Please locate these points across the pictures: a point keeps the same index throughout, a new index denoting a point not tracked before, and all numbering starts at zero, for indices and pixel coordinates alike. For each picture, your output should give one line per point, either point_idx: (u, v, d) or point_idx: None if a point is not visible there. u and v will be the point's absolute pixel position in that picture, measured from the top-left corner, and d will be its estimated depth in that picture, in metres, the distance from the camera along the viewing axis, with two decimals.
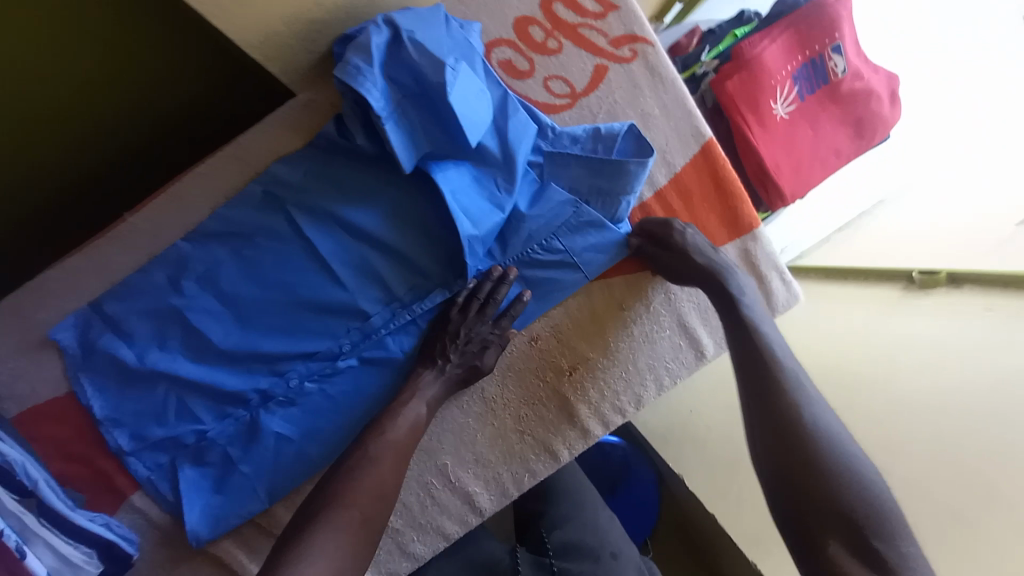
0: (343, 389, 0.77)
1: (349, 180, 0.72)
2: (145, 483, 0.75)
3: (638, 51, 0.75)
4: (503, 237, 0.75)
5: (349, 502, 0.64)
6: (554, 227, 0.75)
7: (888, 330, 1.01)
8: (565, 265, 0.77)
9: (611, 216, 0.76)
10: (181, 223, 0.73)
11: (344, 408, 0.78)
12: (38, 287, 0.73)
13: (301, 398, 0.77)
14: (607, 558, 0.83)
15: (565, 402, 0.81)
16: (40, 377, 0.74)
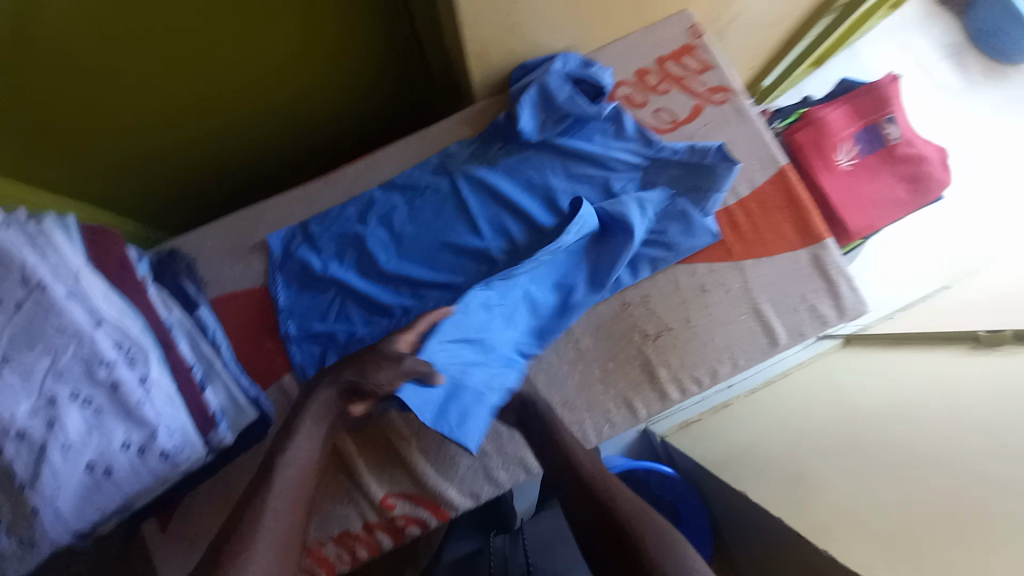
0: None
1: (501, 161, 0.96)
2: (296, 369, 0.91)
3: (727, 97, 0.99)
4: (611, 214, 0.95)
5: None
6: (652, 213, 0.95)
7: (950, 372, 1.06)
8: (660, 244, 0.93)
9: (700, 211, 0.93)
10: (375, 176, 0.99)
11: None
12: (262, 209, 0.98)
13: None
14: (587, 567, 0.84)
15: (649, 364, 0.92)
16: (245, 272, 0.96)
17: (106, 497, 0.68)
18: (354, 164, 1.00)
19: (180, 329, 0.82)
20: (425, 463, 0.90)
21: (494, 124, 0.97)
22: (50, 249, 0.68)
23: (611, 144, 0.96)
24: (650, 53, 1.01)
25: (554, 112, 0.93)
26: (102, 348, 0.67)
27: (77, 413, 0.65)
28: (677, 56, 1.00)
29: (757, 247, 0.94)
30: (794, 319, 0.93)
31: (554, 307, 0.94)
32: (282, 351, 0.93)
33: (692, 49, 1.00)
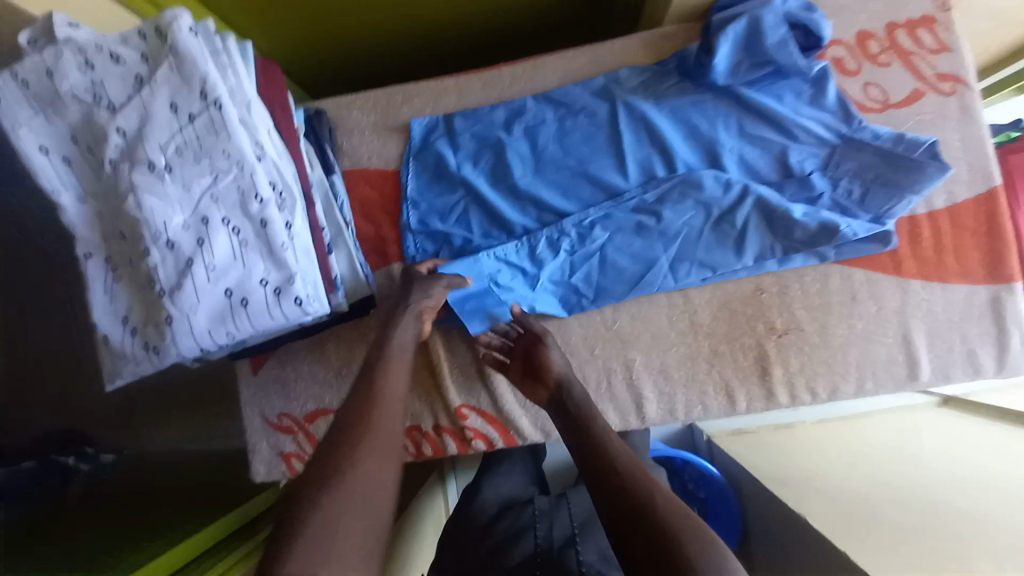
0: (588, 264, 0.87)
1: (672, 98, 0.87)
2: (408, 260, 0.91)
3: (957, 89, 0.83)
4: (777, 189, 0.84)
5: (332, 520, 0.48)
6: (825, 199, 0.83)
7: None
8: None
9: (881, 212, 0.81)
10: (531, 85, 0.92)
11: (584, 274, 0.88)
12: (410, 90, 0.94)
13: (552, 251, 0.87)
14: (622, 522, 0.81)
15: (764, 359, 0.86)
16: (380, 151, 0.94)
17: (235, 328, 0.66)
18: (512, 65, 0.93)
19: (318, 188, 0.83)
20: (507, 388, 0.88)
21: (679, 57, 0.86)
22: (231, 71, 0.68)
23: (800, 110, 0.84)
24: (881, 15, 0.85)
25: (755, 54, 0.80)
26: (260, 181, 0.66)
27: (223, 236, 0.64)
28: (913, 27, 0.84)
29: (931, 269, 0.83)
30: (944, 359, 0.82)
31: (681, 272, 0.86)
32: (398, 239, 0.92)
33: (934, 22, 0.84)
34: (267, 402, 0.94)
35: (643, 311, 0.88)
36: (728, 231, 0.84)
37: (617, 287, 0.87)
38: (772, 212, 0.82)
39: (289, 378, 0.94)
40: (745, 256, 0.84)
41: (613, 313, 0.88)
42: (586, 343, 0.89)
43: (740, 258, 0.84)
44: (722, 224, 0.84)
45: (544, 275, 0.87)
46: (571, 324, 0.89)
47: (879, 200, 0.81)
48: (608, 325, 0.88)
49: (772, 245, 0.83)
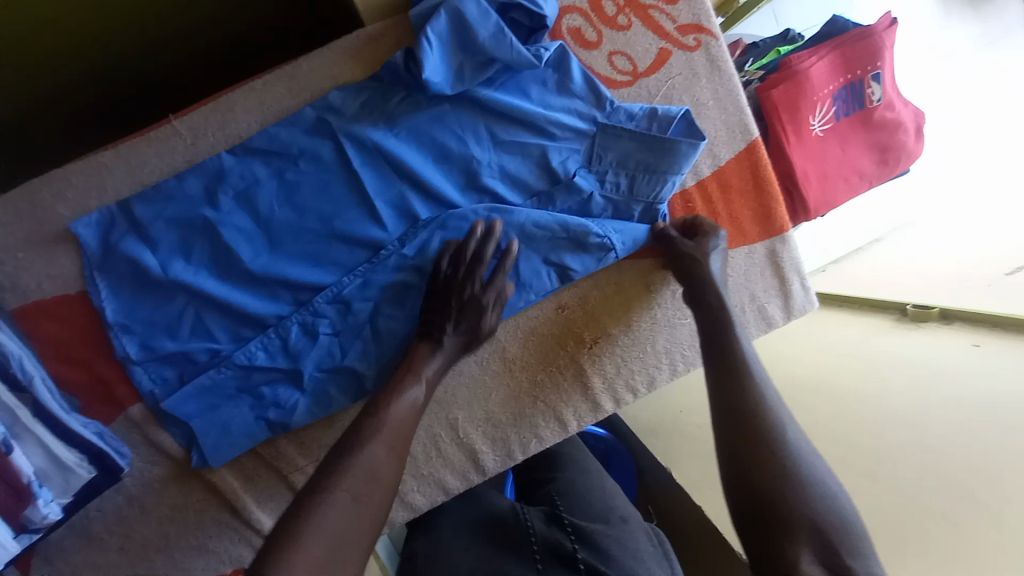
0: (362, 343, 0.73)
1: (406, 117, 0.70)
2: (145, 397, 0.71)
3: (702, 42, 0.77)
4: (548, 199, 0.75)
5: (368, 471, 0.55)
6: (597, 200, 0.76)
7: (877, 350, 1.00)
8: (601, 245, 0.75)
9: (653, 198, 0.76)
10: (227, 135, 0.70)
11: (360, 354, 0.73)
12: (58, 177, 0.68)
13: (309, 338, 0.72)
14: (617, 521, 0.85)
15: (582, 373, 0.83)
16: (54, 271, 0.69)
17: None
18: (190, 113, 0.70)
19: None
20: None
21: (390, 65, 0.68)
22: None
23: (547, 100, 0.73)
24: None
25: (473, 53, 0.67)
26: None
27: None
28: None
29: None
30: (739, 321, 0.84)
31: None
32: (126, 376, 0.72)
33: None
34: None
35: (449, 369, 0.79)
36: (504, 274, 0.76)
37: None
38: (537, 237, 0.74)
39: None
40: (530, 295, 0.77)
41: None
42: None
43: (522, 295, 0.77)
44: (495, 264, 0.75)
45: (306, 369, 0.72)
46: None
47: (646, 186, 0.75)
48: None
49: (562, 263, 0.76)
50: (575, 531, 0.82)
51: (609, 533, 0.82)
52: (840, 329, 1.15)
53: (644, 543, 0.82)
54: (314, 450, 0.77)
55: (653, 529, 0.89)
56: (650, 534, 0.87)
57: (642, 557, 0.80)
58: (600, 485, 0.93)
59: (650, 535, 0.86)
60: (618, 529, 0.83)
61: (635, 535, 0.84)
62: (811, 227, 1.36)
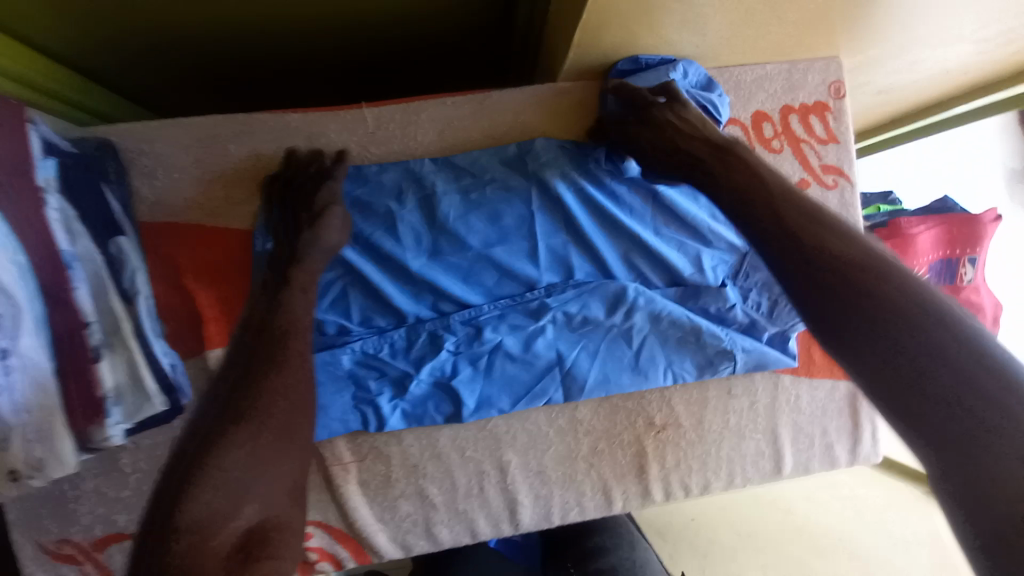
0: (474, 370, 0.75)
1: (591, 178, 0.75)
2: None
3: (839, 184, 0.82)
4: (692, 293, 0.78)
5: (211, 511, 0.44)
6: (736, 310, 0.78)
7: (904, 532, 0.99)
8: (723, 349, 0.78)
9: (785, 326, 0.79)
10: (400, 132, 0.74)
11: (468, 379, 0.75)
12: (241, 119, 0.72)
13: (432, 348, 0.74)
14: None
15: (642, 455, 0.81)
16: (198, 201, 0.71)
17: None
18: (377, 105, 0.74)
19: (83, 269, 0.60)
20: (363, 500, 0.75)
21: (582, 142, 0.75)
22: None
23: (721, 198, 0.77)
24: (779, 97, 0.80)
25: None
26: None
27: None
28: (806, 114, 0.81)
29: (799, 365, 0.83)
30: (805, 452, 0.84)
31: (579, 387, 0.78)
32: None
33: (827, 110, 0.81)
34: (38, 526, 0.73)
35: (539, 423, 0.79)
36: (625, 352, 0.78)
37: (528, 389, 0.77)
38: (665, 327, 0.77)
39: (68, 496, 0.73)
40: (644, 377, 0.79)
41: (507, 429, 0.78)
42: (455, 445, 0.77)
43: (634, 379, 0.79)
44: (620, 341, 0.78)
45: (419, 375, 0.74)
46: (456, 435, 0.77)
47: (786, 314, 0.79)
48: (496, 437, 0.78)
49: (683, 359, 0.79)
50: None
51: None
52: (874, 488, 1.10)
53: None
54: (363, 450, 0.75)
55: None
56: None
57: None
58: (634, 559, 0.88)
59: None
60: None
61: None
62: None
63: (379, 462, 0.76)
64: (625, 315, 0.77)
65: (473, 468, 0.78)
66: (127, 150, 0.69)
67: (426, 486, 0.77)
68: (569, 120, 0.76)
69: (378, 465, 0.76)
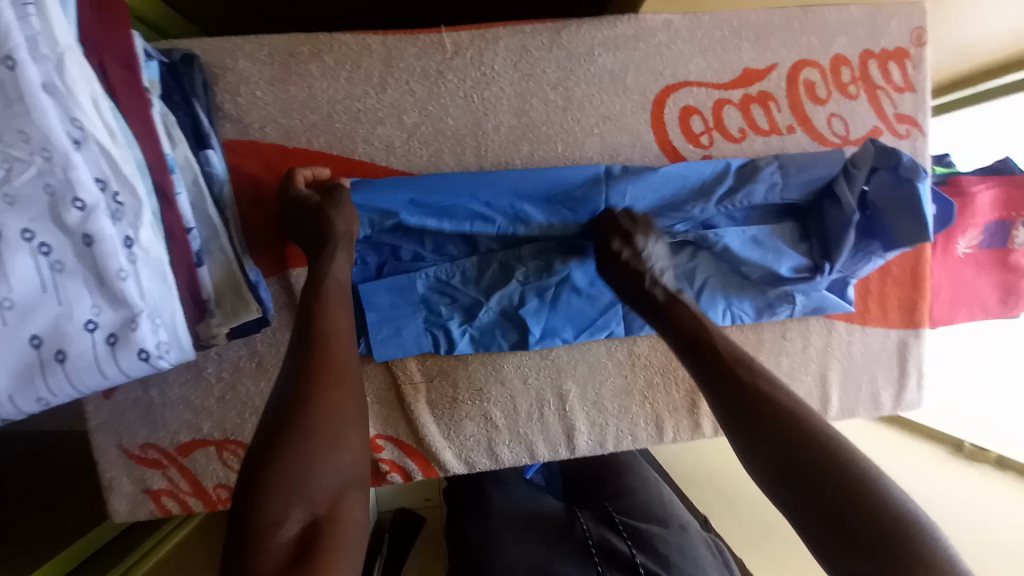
0: (540, 302, 0.78)
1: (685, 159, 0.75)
2: None
3: (911, 134, 0.82)
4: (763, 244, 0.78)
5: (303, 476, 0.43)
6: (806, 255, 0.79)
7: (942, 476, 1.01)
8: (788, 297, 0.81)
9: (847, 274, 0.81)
10: (478, 59, 0.75)
11: (535, 310, 0.78)
12: (322, 41, 0.72)
13: (501, 278, 0.77)
14: (676, 528, 0.89)
15: (694, 391, 0.85)
16: (282, 121, 0.73)
17: (51, 389, 0.48)
18: (456, 30, 0.74)
19: (183, 176, 0.63)
20: (430, 419, 0.80)
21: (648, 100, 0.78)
22: (33, 7, 0.43)
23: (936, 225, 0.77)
24: (861, 42, 0.79)
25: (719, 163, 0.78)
26: (82, 182, 0.46)
27: (29, 261, 0.44)
28: (886, 59, 0.80)
29: (855, 313, 0.85)
30: (853, 397, 0.87)
31: (640, 323, 0.81)
32: None
33: (907, 57, 0.80)
34: (123, 431, 0.77)
35: (598, 357, 0.82)
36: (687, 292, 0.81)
37: (590, 323, 0.80)
38: (725, 272, 0.81)
39: (154, 404, 0.76)
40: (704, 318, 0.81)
41: (570, 360, 0.82)
42: (519, 372, 0.81)
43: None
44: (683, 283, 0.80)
45: (489, 305, 0.77)
46: (521, 363, 0.81)
47: (849, 261, 0.80)
48: (557, 366, 0.82)
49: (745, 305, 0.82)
50: (632, 538, 0.86)
51: (669, 538, 0.86)
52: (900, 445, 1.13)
53: (704, 553, 0.86)
54: (433, 371, 0.79)
55: (713, 541, 0.91)
56: (711, 545, 0.90)
57: (702, 565, 0.84)
58: (664, 496, 0.95)
59: (709, 545, 0.89)
60: (679, 537, 0.87)
61: (695, 544, 0.88)
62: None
63: (446, 384, 0.79)
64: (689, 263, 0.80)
65: (536, 395, 0.81)
66: (213, 67, 0.71)
67: (490, 409, 0.81)
68: (645, 58, 0.77)
69: (446, 387, 0.79)
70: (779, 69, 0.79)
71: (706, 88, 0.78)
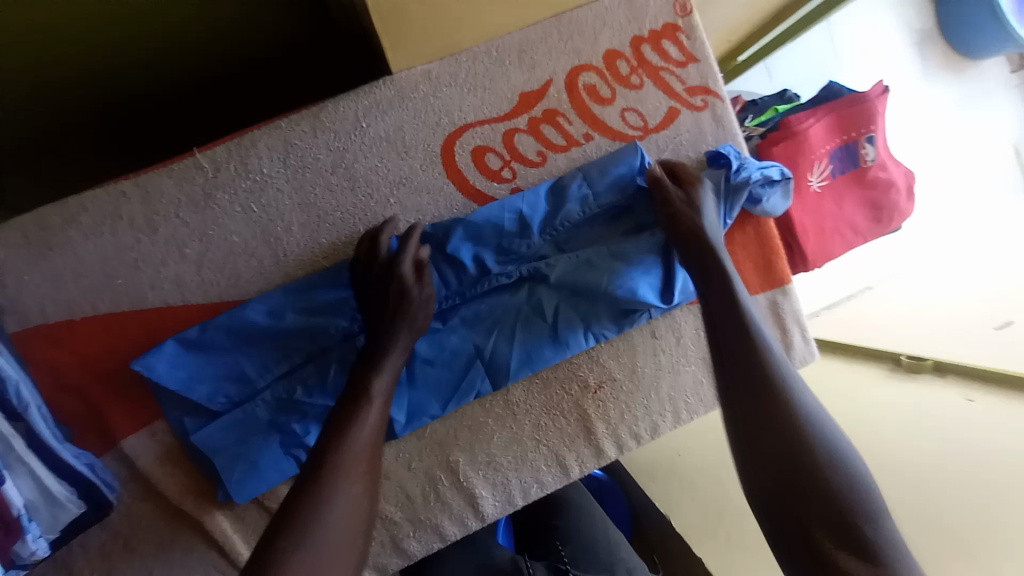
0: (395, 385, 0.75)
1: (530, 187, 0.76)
2: (172, 424, 0.70)
3: (709, 102, 0.81)
4: (588, 260, 0.76)
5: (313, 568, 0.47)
6: (637, 260, 0.76)
7: (878, 402, 0.99)
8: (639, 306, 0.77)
9: None
10: (246, 169, 0.72)
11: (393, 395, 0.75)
12: (77, 204, 0.69)
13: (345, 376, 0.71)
14: (623, 573, 0.88)
15: (586, 418, 0.82)
16: (61, 296, 0.69)
17: None
18: (214, 147, 0.71)
19: None
20: None
21: (435, 154, 0.76)
22: None
23: (765, 173, 0.77)
24: (626, 30, 0.78)
25: (526, 195, 0.76)
26: None
27: None
28: (658, 39, 0.79)
29: None
30: None
31: (504, 373, 0.78)
32: (153, 398, 0.71)
33: (678, 31, 0.79)
34: None
35: (474, 418, 0.79)
36: (540, 328, 0.78)
37: (453, 390, 0.77)
38: (568, 297, 0.78)
39: None
40: (563, 347, 0.79)
41: (448, 429, 0.79)
42: (401, 460, 0.78)
43: (556, 350, 0.79)
44: (533, 320, 0.78)
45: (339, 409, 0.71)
46: (404, 451, 0.78)
47: None
48: (436, 442, 0.79)
49: (600, 323, 0.79)
50: None
51: None
52: (835, 381, 1.12)
53: None
54: None
55: None
56: None
57: None
58: (612, 536, 0.93)
59: None
60: None
61: None
62: (804, 276, 1.41)
63: None
64: (534, 300, 0.78)
65: (425, 477, 0.78)
66: None
67: (383, 507, 0.77)
68: (415, 113, 0.75)
69: None
70: (554, 82, 0.77)
71: (489, 124, 0.77)
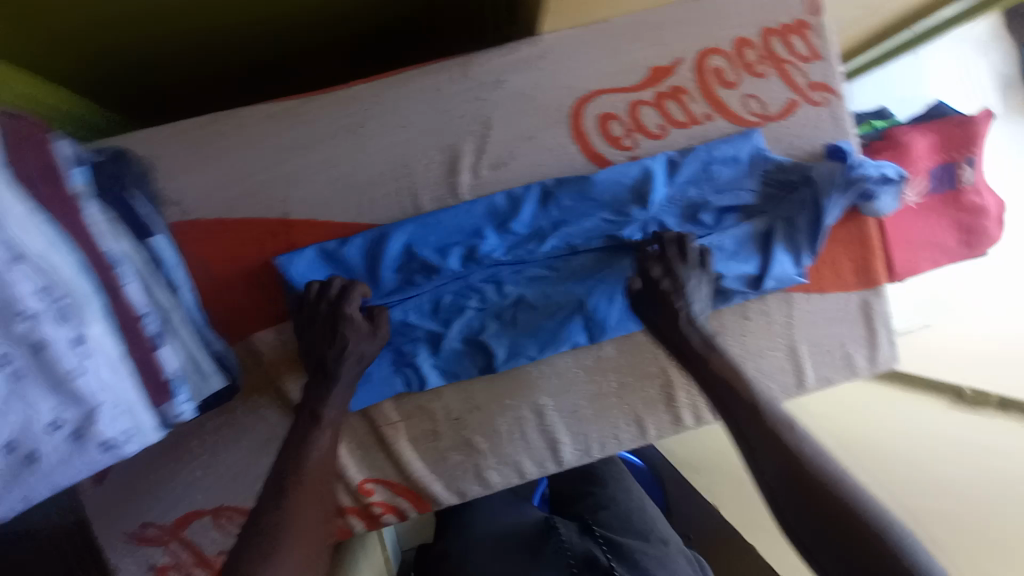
0: (499, 323, 0.81)
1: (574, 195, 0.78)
2: None
3: (828, 100, 0.84)
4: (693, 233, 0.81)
5: None
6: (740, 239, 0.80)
7: (943, 421, 0.99)
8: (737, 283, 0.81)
9: (792, 252, 0.82)
10: (396, 105, 0.78)
11: (496, 332, 0.81)
12: (247, 116, 0.77)
13: (456, 308, 0.80)
14: (656, 542, 0.87)
15: (669, 385, 0.85)
16: (219, 195, 0.76)
17: (29, 489, 0.53)
18: (371, 81, 0.79)
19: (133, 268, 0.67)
20: (414, 456, 0.81)
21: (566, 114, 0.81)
22: None
23: (882, 171, 0.78)
24: (759, 22, 0.83)
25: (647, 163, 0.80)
26: (20, 296, 0.49)
27: None
28: (788, 34, 0.83)
29: (809, 283, 0.86)
30: (826, 364, 0.87)
31: (600, 328, 0.82)
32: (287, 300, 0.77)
33: (807, 28, 0.83)
34: (123, 517, 0.79)
35: (565, 368, 0.83)
36: None
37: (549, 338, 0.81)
38: None
39: (147, 485, 0.79)
40: None
41: (539, 373, 0.83)
42: (493, 395, 0.82)
43: None
44: None
45: (449, 334, 0.79)
46: (497, 388, 0.82)
47: (790, 241, 0.81)
48: (526, 385, 0.83)
49: None
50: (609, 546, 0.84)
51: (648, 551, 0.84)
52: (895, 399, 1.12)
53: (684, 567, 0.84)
54: (408, 409, 0.81)
55: (690, 558, 0.89)
56: (690, 560, 0.88)
57: None
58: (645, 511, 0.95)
59: (690, 560, 0.88)
60: (658, 549, 0.85)
61: (675, 559, 0.85)
62: None
63: (423, 420, 0.81)
64: (637, 265, 0.82)
65: (512, 416, 0.82)
66: (147, 156, 0.74)
67: (470, 436, 0.82)
68: (553, 75, 0.81)
69: (423, 422, 0.81)
70: (685, 62, 0.82)
71: (618, 93, 0.82)
